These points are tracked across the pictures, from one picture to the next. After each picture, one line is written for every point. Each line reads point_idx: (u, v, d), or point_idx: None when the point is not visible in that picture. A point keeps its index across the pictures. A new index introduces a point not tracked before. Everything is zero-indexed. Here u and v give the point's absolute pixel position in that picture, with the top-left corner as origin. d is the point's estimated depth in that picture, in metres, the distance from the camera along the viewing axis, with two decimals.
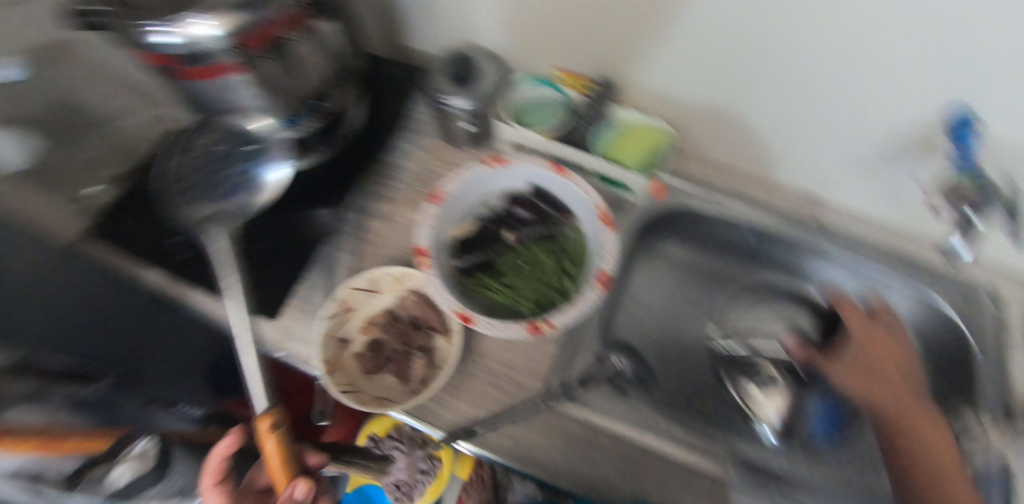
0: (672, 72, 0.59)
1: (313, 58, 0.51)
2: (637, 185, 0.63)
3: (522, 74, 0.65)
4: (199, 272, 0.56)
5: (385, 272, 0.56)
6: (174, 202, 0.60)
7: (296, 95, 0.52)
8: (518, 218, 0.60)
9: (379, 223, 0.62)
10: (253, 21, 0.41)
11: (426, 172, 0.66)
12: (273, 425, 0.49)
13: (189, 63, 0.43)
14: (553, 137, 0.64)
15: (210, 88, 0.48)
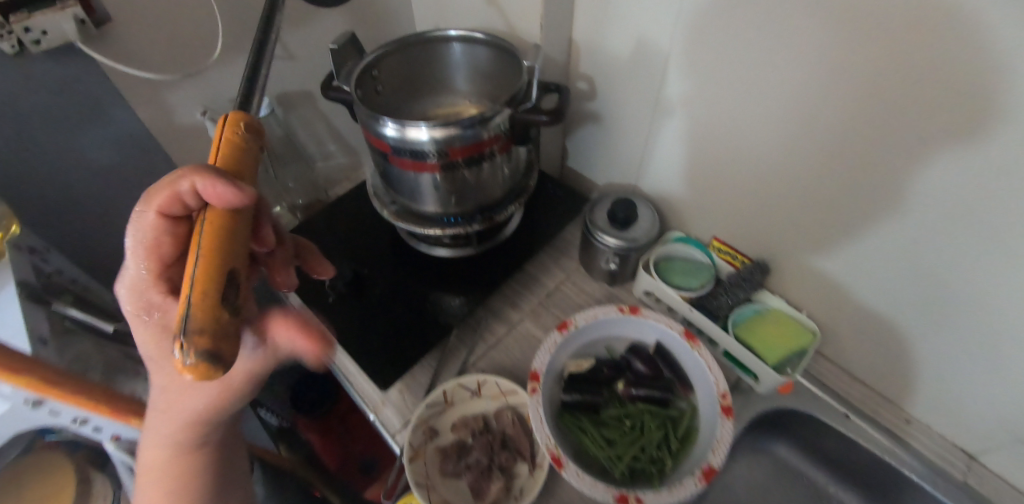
0: (895, 304, 0.53)
1: (501, 171, 0.58)
2: (767, 379, 0.60)
3: (677, 232, 0.69)
4: (337, 316, 0.61)
5: (494, 379, 0.58)
6: (339, 247, 0.67)
7: (474, 202, 0.59)
8: (635, 370, 0.59)
9: (500, 324, 0.66)
10: (464, 134, 0.50)
11: (558, 293, 0.68)
12: (248, 124, 0.34)
13: (400, 153, 0.53)
14: (689, 298, 0.64)
15: (413, 178, 0.56)
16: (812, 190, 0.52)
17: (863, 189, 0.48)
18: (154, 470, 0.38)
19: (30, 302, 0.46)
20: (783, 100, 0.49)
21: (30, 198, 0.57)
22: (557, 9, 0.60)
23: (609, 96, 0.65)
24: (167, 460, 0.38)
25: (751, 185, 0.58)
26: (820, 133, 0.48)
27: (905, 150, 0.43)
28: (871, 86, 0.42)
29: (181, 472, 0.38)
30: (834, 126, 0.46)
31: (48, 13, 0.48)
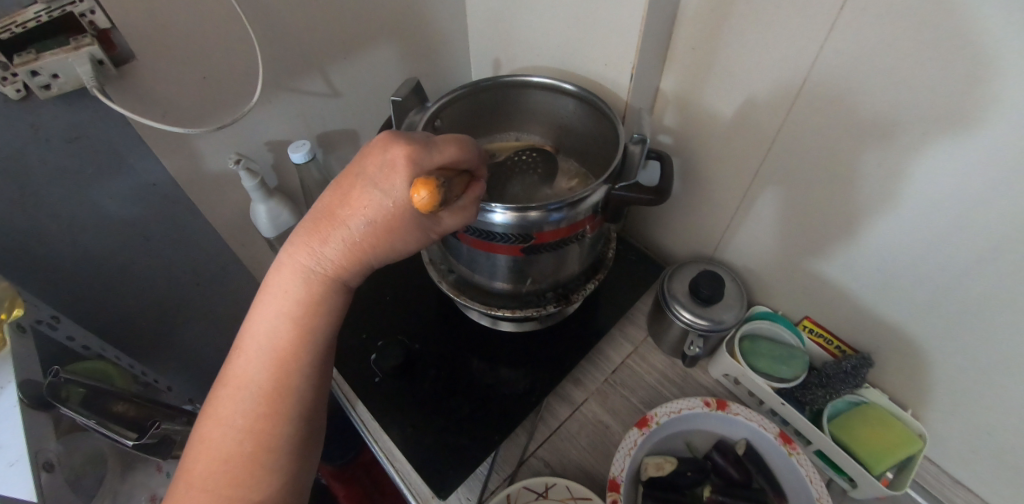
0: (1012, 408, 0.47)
1: (582, 246, 0.51)
2: (868, 488, 0.53)
3: (761, 307, 0.63)
4: (386, 399, 0.54)
5: (563, 482, 0.51)
6: (383, 317, 0.60)
7: (548, 280, 0.52)
8: (721, 473, 0.53)
9: (563, 406, 0.59)
10: (550, 219, 0.42)
11: (626, 370, 0.62)
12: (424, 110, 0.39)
13: (473, 233, 0.45)
14: (779, 389, 0.56)
15: (482, 254, 0.49)
16: (917, 265, 0.47)
17: (975, 270, 0.43)
18: (269, 343, 0.33)
19: (38, 410, 0.39)
20: (884, 165, 0.43)
21: (39, 258, 0.50)
22: (649, 59, 0.53)
23: (698, 154, 0.58)
24: (288, 340, 0.34)
25: (845, 252, 0.52)
26: (927, 205, 0.42)
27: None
28: (992, 165, 0.37)
29: (287, 364, 0.34)
30: (947, 201, 0.41)
31: (60, 54, 0.40)
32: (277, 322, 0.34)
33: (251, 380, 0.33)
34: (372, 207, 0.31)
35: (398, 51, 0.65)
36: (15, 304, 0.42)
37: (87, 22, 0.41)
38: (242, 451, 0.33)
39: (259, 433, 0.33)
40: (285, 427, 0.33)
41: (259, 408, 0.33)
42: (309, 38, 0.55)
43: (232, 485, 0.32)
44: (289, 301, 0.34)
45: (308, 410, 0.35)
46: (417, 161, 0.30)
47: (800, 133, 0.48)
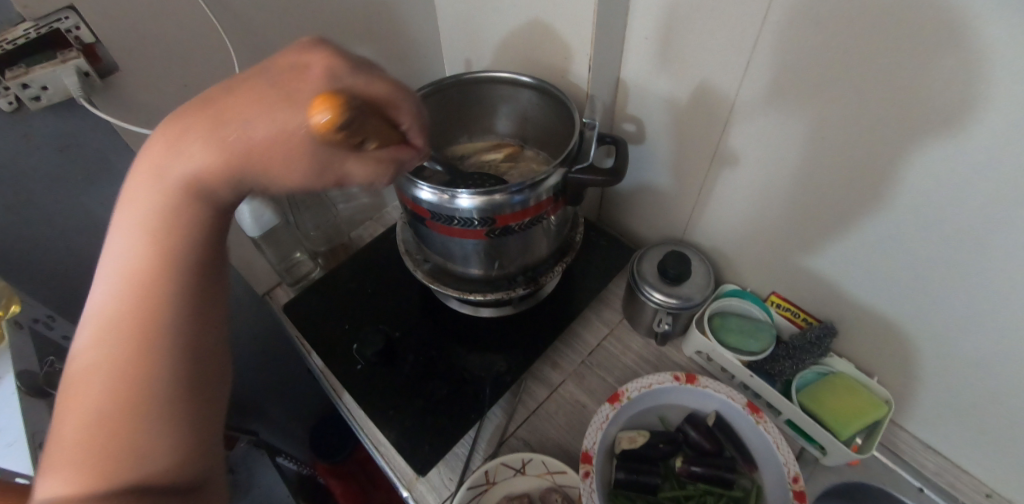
0: (958, 363, 0.49)
1: (548, 229, 0.53)
2: (837, 454, 0.55)
3: (731, 285, 0.65)
4: (368, 384, 0.56)
5: (539, 457, 0.53)
6: (365, 309, 0.62)
7: (517, 264, 0.55)
8: (693, 445, 0.54)
9: (541, 387, 0.61)
10: (512, 201, 0.45)
11: (602, 351, 0.64)
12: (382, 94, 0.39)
13: (440, 219, 0.48)
14: (747, 362, 0.58)
15: (453, 241, 0.51)
16: (866, 232, 0.49)
17: (952, 248, 0.43)
18: (127, 271, 0.28)
19: (34, 397, 0.42)
20: (827, 137, 0.45)
21: (33, 261, 0.53)
22: (606, 50, 0.56)
23: (660, 140, 0.61)
24: (151, 249, 0.29)
25: (827, 243, 0.53)
26: (868, 172, 0.45)
27: (956, 196, 0.40)
28: (919, 130, 0.39)
29: (150, 302, 0.28)
30: (887, 166, 0.43)
31: (48, 67, 0.43)
32: (138, 248, 0.28)
33: (111, 314, 0.28)
34: (260, 118, 0.28)
35: (372, 56, 0.69)
36: (13, 300, 0.46)
37: (73, 37, 0.44)
38: (101, 414, 0.26)
39: (126, 374, 0.27)
40: (153, 363, 0.27)
41: (117, 349, 0.27)
42: (284, 45, 0.58)
43: (84, 446, 0.25)
44: (154, 219, 0.29)
45: (187, 352, 0.28)
46: (327, 81, 0.28)
47: (751, 112, 0.50)
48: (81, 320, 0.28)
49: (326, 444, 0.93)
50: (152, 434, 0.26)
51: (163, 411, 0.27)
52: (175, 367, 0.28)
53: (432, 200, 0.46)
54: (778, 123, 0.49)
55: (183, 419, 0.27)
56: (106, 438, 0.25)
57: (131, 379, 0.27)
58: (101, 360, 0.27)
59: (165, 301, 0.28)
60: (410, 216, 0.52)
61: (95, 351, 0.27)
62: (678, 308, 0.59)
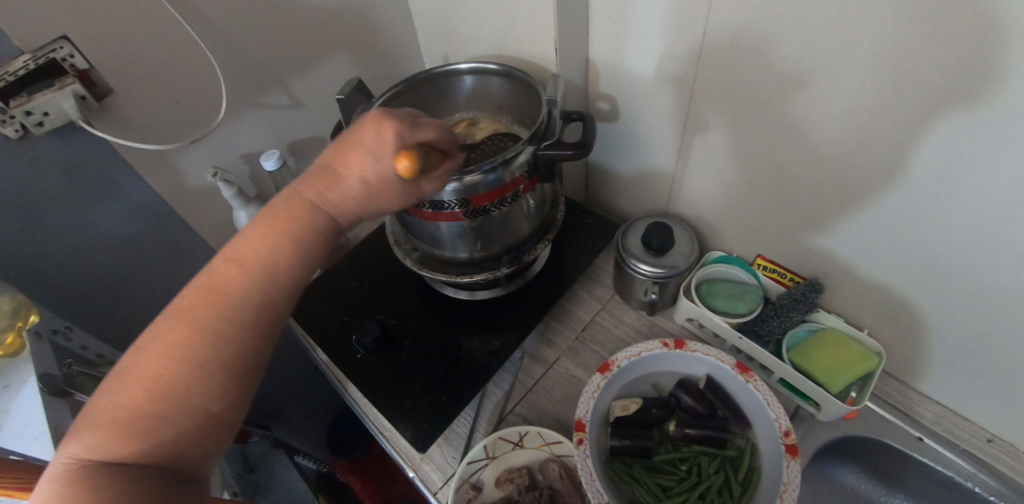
0: (940, 306, 0.51)
1: (527, 208, 0.55)
2: (832, 409, 0.55)
3: (717, 252, 0.66)
4: (369, 371, 0.58)
5: (536, 430, 0.55)
6: (361, 302, 0.65)
7: (500, 245, 0.57)
8: (686, 408, 0.56)
9: (537, 365, 0.62)
10: (486, 180, 0.47)
11: (596, 326, 0.65)
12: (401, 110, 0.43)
13: (419, 204, 0.50)
14: (736, 325, 0.59)
15: (435, 226, 0.53)
16: (848, 193, 0.50)
17: (971, 206, 0.43)
18: (254, 261, 0.34)
19: (55, 397, 0.45)
20: (822, 102, 0.45)
21: (48, 276, 0.56)
22: (572, 33, 0.58)
23: (635, 115, 0.63)
24: (281, 253, 0.34)
25: (841, 220, 0.53)
26: (862, 134, 0.45)
27: (909, 137, 0.42)
28: (908, 84, 0.40)
29: (264, 294, 0.34)
30: (904, 131, 0.42)
31: (47, 94, 0.46)
32: (270, 240, 0.34)
33: (227, 295, 0.33)
34: (367, 172, 0.36)
35: (352, 61, 0.72)
36: (31, 310, 0.49)
37: (68, 65, 0.47)
38: (185, 361, 0.31)
39: (202, 348, 0.31)
40: (222, 351, 0.32)
41: (210, 320, 0.32)
42: (267, 58, 0.62)
43: (154, 392, 0.30)
44: (285, 218, 0.35)
45: (246, 363, 0.33)
46: (409, 133, 0.36)
47: (721, 78, 0.51)
48: (197, 289, 0.32)
49: (342, 440, 0.95)
50: (196, 410, 0.31)
51: (211, 388, 0.31)
52: (234, 360, 0.32)
53: None
54: (753, 88, 0.49)
55: (219, 411, 0.32)
56: (162, 398, 0.30)
57: (201, 354, 0.31)
58: (199, 327, 0.31)
59: (257, 301, 0.33)
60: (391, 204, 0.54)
61: (202, 315, 0.32)
62: (664, 276, 0.59)
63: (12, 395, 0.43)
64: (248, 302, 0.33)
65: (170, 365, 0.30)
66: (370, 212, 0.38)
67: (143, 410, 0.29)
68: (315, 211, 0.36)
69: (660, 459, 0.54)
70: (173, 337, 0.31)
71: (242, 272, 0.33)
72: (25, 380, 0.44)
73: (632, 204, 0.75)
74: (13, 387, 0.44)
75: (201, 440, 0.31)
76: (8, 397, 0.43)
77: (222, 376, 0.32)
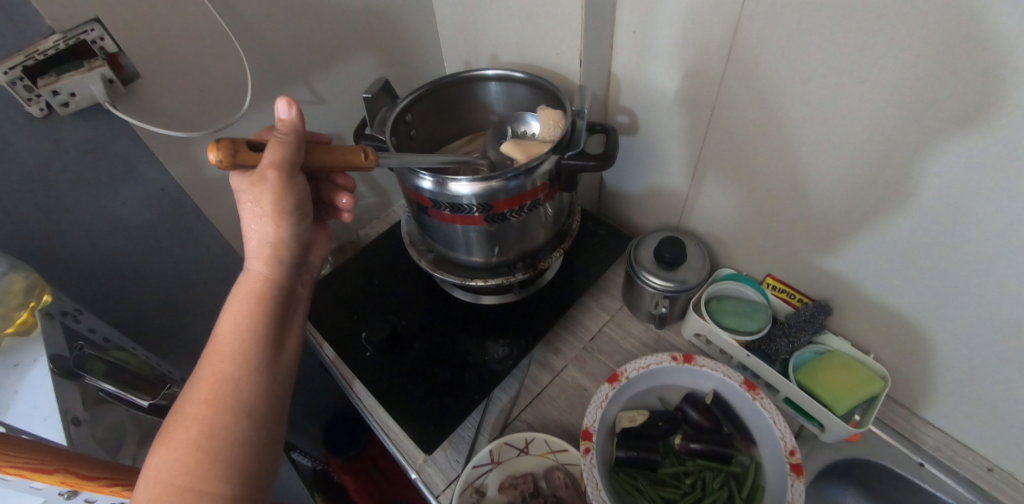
0: (947, 334, 0.52)
1: (546, 216, 0.56)
2: (835, 431, 0.56)
3: (728, 269, 0.67)
4: (376, 369, 0.58)
5: (542, 437, 0.55)
6: (372, 300, 0.65)
7: (516, 250, 0.57)
8: (691, 422, 0.56)
9: (544, 373, 0.62)
10: (509, 187, 0.47)
11: (603, 337, 0.65)
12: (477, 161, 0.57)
13: (440, 207, 0.50)
14: (744, 342, 0.60)
15: (453, 229, 0.53)
16: (865, 219, 0.51)
17: (989, 241, 0.43)
18: (232, 340, 0.37)
19: (63, 379, 0.45)
20: (844, 128, 0.46)
21: (62, 258, 0.56)
22: (596, 46, 0.58)
23: (654, 131, 0.64)
24: (250, 330, 0.37)
25: (858, 248, 0.53)
26: (888, 164, 0.45)
27: (921, 161, 0.43)
28: (933, 115, 0.40)
29: (245, 366, 0.36)
30: (929, 163, 0.43)
31: (76, 75, 0.46)
32: (240, 329, 0.37)
33: (223, 388, 0.35)
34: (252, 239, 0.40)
35: (376, 60, 0.72)
36: (45, 290, 0.49)
37: (98, 47, 0.47)
38: (200, 448, 0.33)
39: (211, 430, 0.34)
40: (234, 436, 0.34)
41: (215, 414, 0.34)
42: (293, 52, 0.62)
43: (182, 486, 0.32)
44: (243, 302, 0.39)
45: (255, 441, 0.35)
46: (288, 181, 0.37)
47: (742, 99, 0.52)
48: (197, 394, 0.35)
49: (339, 440, 0.95)
50: (219, 497, 0.32)
51: (225, 471, 0.33)
52: (246, 442, 0.34)
53: (430, 186, 0.48)
54: (775, 110, 0.50)
55: (246, 494, 0.34)
56: (191, 497, 0.31)
57: (216, 442, 0.33)
58: (208, 423, 0.34)
59: (250, 378, 0.36)
60: (412, 205, 0.54)
61: (205, 413, 0.34)
62: (676, 290, 0.60)
63: (24, 373, 0.44)
64: (245, 389, 0.36)
65: (189, 463, 0.32)
66: (278, 256, 0.40)
67: None
68: (249, 282, 0.39)
69: (661, 473, 0.54)
70: (183, 435, 0.33)
71: (227, 366, 0.36)
72: (35, 360, 0.45)
73: (644, 218, 0.76)
74: (23, 366, 0.45)
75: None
76: (18, 375, 0.44)
77: (242, 456, 0.34)
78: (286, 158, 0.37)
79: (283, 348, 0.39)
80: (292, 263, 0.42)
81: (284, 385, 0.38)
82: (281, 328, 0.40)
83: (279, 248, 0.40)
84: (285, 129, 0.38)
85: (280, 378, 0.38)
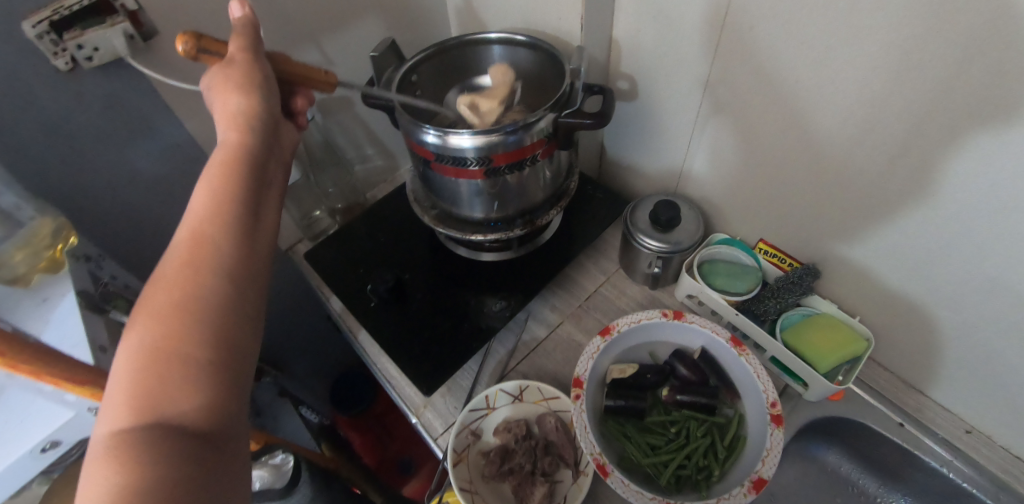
0: (930, 297, 0.53)
1: (544, 175, 0.58)
2: (817, 388, 0.58)
3: (722, 234, 0.69)
4: (380, 318, 0.62)
5: (536, 385, 0.58)
6: (378, 256, 0.68)
7: (515, 206, 0.59)
8: (679, 376, 0.58)
9: (540, 327, 0.65)
10: (507, 141, 0.49)
11: (599, 296, 0.68)
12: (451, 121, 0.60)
13: (443, 161, 0.52)
14: (734, 302, 0.62)
15: (455, 184, 0.56)
16: (855, 184, 0.52)
17: (973, 205, 0.44)
18: (206, 208, 0.35)
19: (91, 316, 0.48)
20: (834, 90, 0.47)
21: (86, 207, 0.60)
22: (598, 9, 0.60)
23: (654, 96, 0.65)
24: (224, 199, 0.36)
25: (845, 213, 0.55)
26: (879, 127, 0.46)
27: (914, 129, 0.44)
28: (919, 80, 0.41)
29: (220, 232, 0.35)
30: (916, 127, 0.44)
31: (100, 30, 0.48)
32: (214, 196, 0.36)
33: (201, 254, 0.34)
34: (223, 109, 0.39)
35: (383, 24, 0.74)
36: (71, 233, 0.53)
37: (120, 5, 0.50)
38: (178, 311, 0.31)
39: (189, 296, 0.32)
40: (212, 301, 0.32)
41: (193, 278, 0.33)
42: (303, 14, 0.64)
43: (163, 346, 0.30)
44: (214, 171, 0.37)
45: (234, 308, 0.33)
46: (254, 59, 0.42)
47: (738, 65, 0.53)
48: (173, 259, 0.33)
49: (343, 397, 0.98)
50: (201, 362, 0.31)
51: (206, 336, 0.31)
52: (225, 307, 0.33)
53: (432, 140, 0.50)
54: (770, 75, 0.51)
55: (227, 361, 0.32)
56: (175, 360, 0.30)
57: (197, 313, 0.32)
58: (186, 287, 0.32)
59: (227, 244, 0.35)
60: (415, 160, 0.57)
61: (182, 277, 0.33)
62: (669, 251, 0.62)
63: (53, 306, 0.47)
64: (223, 256, 0.34)
65: (168, 329, 0.31)
66: (249, 123, 0.40)
67: (156, 376, 0.29)
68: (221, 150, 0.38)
69: (647, 421, 0.57)
70: (161, 299, 0.32)
71: (203, 231, 0.34)
72: (63, 294, 0.48)
73: (643, 184, 0.78)
74: (52, 300, 0.47)
75: (222, 394, 0.31)
76: (48, 308, 0.47)
77: (223, 324, 0.32)
78: (249, 46, 0.43)
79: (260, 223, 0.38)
80: (266, 134, 0.41)
81: (263, 259, 0.37)
82: (258, 203, 0.38)
83: (251, 116, 0.40)
84: (243, 23, 0.43)
85: (258, 252, 0.37)
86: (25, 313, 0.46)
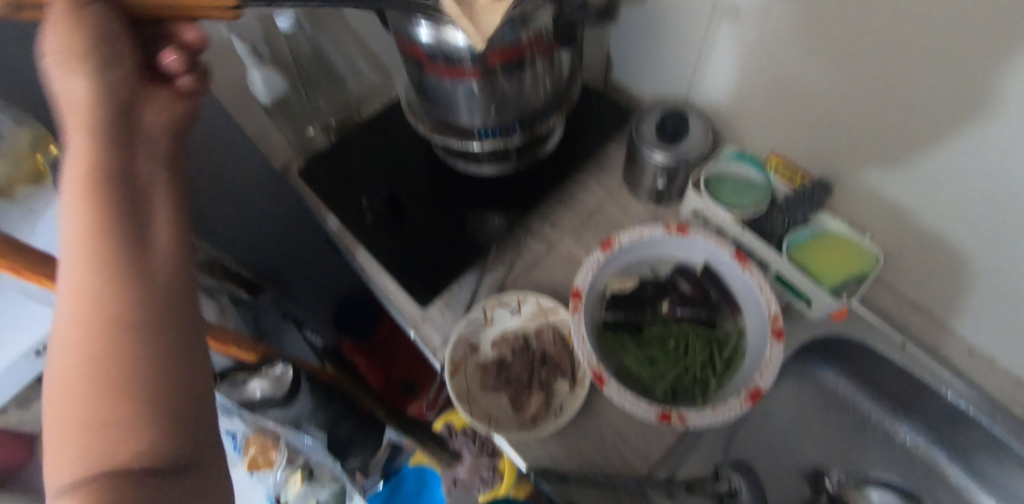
0: (946, 214, 0.50)
1: (544, 76, 0.55)
2: (820, 305, 0.57)
3: (732, 148, 0.64)
4: (377, 231, 0.61)
5: (534, 298, 0.57)
6: (374, 171, 0.66)
7: (514, 112, 0.56)
8: (680, 291, 0.57)
9: (540, 243, 0.63)
10: (503, 36, 0.46)
11: (601, 213, 0.66)
12: None
13: (435, 60, 0.49)
14: (741, 218, 0.60)
15: (449, 88, 0.53)
16: (878, 98, 0.47)
17: (1002, 121, 0.40)
18: (82, 210, 0.27)
19: None
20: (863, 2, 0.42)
21: None
22: None
23: None
24: (99, 191, 0.28)
25: (865, 127, 0.51)
26: (907, 41, 0.42)
27: (945, 45, 0.39)
28: None
29: (102, 238, 0.27)
30: (945, 41, 0.39)
31: None
32: (84, 198, 0.27)
33: (87, 278, 0.26)
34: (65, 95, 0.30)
35: None
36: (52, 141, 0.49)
37: None
38: (88, 351, 0.24)
39: (93, 331, 0.25)
40: (124, 325, 0.25)
41: (91, 311, 0.25)
42: None
43: (81, 396, 0.23)
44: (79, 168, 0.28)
45: (157, 325, 0.26)
46: (79, 13, 0.31)
47: None
48: (61, 290, 0.26)
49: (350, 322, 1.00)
50: (140, 397, 0.24)
51: (141, 366, 0.24)
52: (148, 330, 0.26)
53: (423, 38, 0.47)
54: None
55: (180, 386, 0.25)
56: (114, 403, 0.23)
57: (126, 351, 0.24)
58: (88, 325, 0.25)
59: (119, 253, 0.27)
60: (408, 62, 0.54)
61: (76, 316, 0.25)
62: (675, 163, 0.59)
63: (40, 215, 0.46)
64: (118, 269, 0.26)
65: (82, 379, 0.24)
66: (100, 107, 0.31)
67: (87, 431, 0.23)
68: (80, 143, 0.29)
69: (644, 333, 0.57)
70: (65, 346, 0.24)
71: (83, 245, 0.26)
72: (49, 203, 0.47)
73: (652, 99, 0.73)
74: (38, 209, 0.47)
75: (181, 428, 0.24)
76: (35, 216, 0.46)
77: (153, 345, 0.25)
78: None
79: (155, 240, 0.29)
80: (120, 122, 0.32)
81: (172, 260, 0.29)
82: (139, 194, 0.30)
83: (99, 102, 0.31)
84: None
85: (163, 255, 0.29)
86: (18, 224, 0.45)
